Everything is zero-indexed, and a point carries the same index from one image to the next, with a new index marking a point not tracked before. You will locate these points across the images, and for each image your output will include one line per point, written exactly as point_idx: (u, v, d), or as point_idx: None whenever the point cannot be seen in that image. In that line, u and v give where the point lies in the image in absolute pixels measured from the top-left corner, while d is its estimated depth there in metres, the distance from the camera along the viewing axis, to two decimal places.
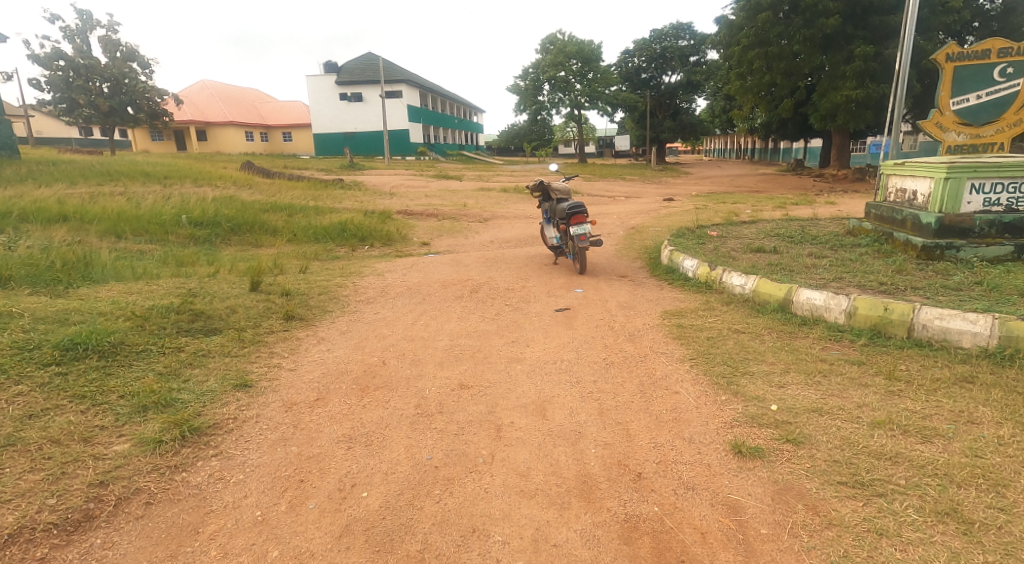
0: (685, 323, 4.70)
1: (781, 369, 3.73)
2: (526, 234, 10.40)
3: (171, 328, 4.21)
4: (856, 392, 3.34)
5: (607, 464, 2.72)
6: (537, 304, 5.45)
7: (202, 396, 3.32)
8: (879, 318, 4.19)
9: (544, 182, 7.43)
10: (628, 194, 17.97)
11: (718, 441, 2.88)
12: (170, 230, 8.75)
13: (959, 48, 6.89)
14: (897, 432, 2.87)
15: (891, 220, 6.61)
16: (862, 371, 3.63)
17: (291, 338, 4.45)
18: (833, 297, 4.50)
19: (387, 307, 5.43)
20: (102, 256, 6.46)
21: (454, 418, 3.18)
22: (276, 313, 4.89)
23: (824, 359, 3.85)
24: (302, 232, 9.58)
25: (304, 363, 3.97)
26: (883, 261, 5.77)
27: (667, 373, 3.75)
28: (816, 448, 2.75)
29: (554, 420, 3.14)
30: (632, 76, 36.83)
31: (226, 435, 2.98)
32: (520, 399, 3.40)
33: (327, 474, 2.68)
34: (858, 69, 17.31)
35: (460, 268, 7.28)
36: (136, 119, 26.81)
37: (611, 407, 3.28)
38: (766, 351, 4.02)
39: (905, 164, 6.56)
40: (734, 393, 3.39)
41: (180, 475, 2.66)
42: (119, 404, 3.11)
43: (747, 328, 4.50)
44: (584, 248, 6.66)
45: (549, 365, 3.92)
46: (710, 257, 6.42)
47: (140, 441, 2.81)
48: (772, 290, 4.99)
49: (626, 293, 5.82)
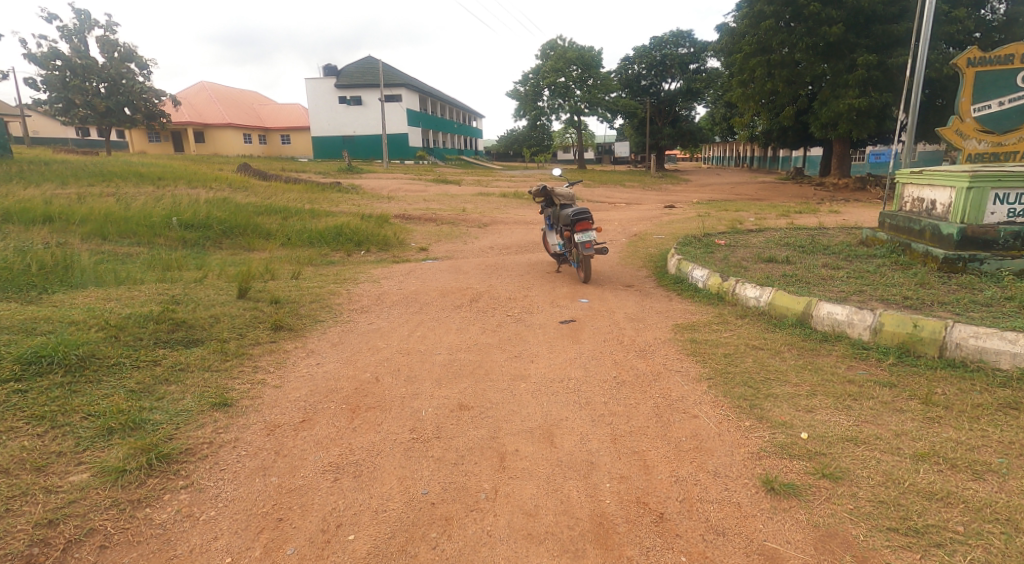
0: (699, 337, 4.42)
1: (807, 392, 3.44)
2: (526, 241, 10.11)
3: (148, 339, 3.91)
4: (893, 419, 3.07)
5: (625, 502, 2.43)
6: (540, 315, 5.14)
7: (176, 417, 3.04)
8: (908, 336, 3.93)
9: (548, 187, 7.18)
10: (629, 200, 17.78)
11: (747, 475, 2.59)
12: (160, 234, 8.46)
13: (981, 52, 6.64)
14: (944, 467, 2.60)
15: (908, 230, 6.35)
16: (895, 395, 3.35)
17: (278, 351, 4.14)
18: (856, 312, 4.25)
19: (382, 317, 5.12)
20: (83, 260, 6.16)
21: (452, 445, 2.89)
22: (263, 323, 4.59)
23: (852, 381, 3.58)
24: (296, 236, 9.33)
25: (291, 379, 3.67)
26: (903, 273, 5.48)
27: (684, 393, 3.47)
28: (859, 485, 2.47)
29: (563, 448, 2.86)
30: (632, 83, 36.42)
31: (201, 463, 2.69)
32: (525, 422, 3.12)
33: (310, 511, 2.38)
34: (861, 78, 17.19)
35: (459, 274, 7.02)
36: (134, 120, 26.45)
37: (625, 433, 2.99)
38: (788, 370, 3.75)
39: (923, 173, 6.30)
40: (758, 419, 3.11)
41: (143, 512, 2.35)
42: (82, 427, 2.82)
43: (765, 344, 4.23)
44: (589, 256, 6.36)
45: (556, 384, 3.62)
46: (720, 267, 6.14)
47: (100, 470, 2.52)
48: (789, 303, 4.72)
49: (633, 303, 5.53)
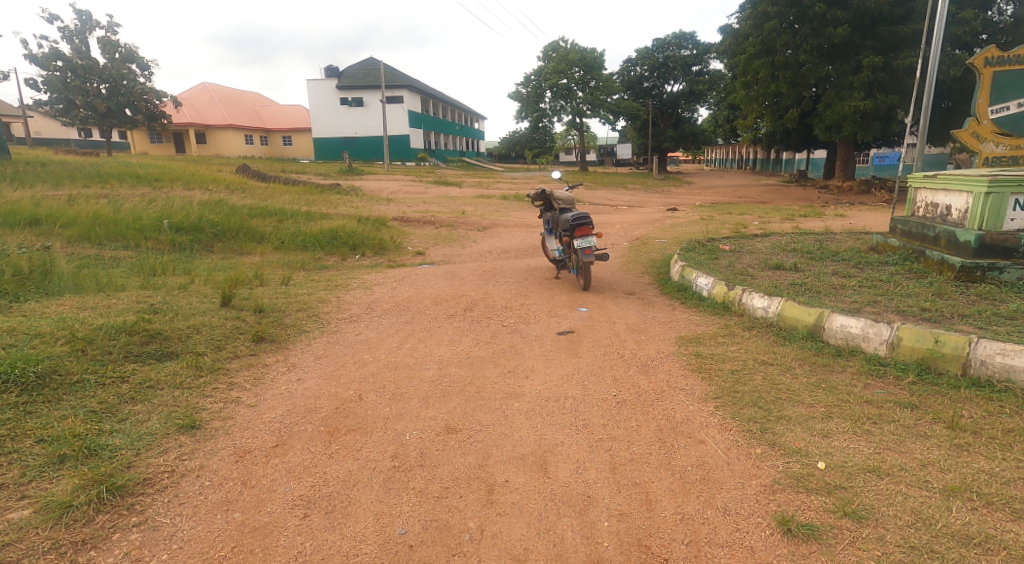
0: (704, 352, 4.17)
1: (822, 414, 3.18)
2: (526, 244, 9.86)
3: (118, 353, 3.67)
4: (917, 446, 2.82)
5: (624, 546, 2.21)
6: (537, 326, 4.90)
7: (137, 441, 2.80)
8: (928, 352, 3.68)
9: (547, 190, 6.93)
10: (631, 203, 17.53)
11: (760, 512, 2.36)
12: (150, 237, 8.24)
13: (1000, 52, 6.38)
14: (979, 503, 2.35)
15: (922, 236, 6.10)
16: (917, 418, 3.10)
17: (257, 365, 3.89)
18: (872, 326, 4.00)
19: (371, 326, 4.88)
20: (64, 265, 5.94)
21: (437, 475, 2.65)
22: (244, 334, 4.35)
23: (869, 401, 3.32)
24: (290, 240, 9.10)
25: (268, 398, 3.41)
26: (918, 282, 5.23)
27: (689, 415, 3.22)
28: (886, 526, 2.24)
29: (558, 479, 2.61)
30: (635, 85, 36.21)
31: (158, 496, 2.45)
32: (516, 448, 2.87)
33: (276, 555, 2.16)
34: (867, 79, 16.94)
35: (455, 280, 6.78)
36: (134, 120, 26.23)
37: (626, 461, 2.75)
38: (800, 389, 3.50)
39: (938, 177, 6.05)
40: (770, 445, 2.86)
41: (87, 556, 2.13)
42: (30, 454, 2.59)
43: (775, 359, 3.98)
44: (588, 263, 6.11)
45: (551, 404, 3.37)
46: (726, 274, 5.89)
47: (43, 507, 2.29)
48: (800, 315, 4.47)
49: (634, 313, 5.28)
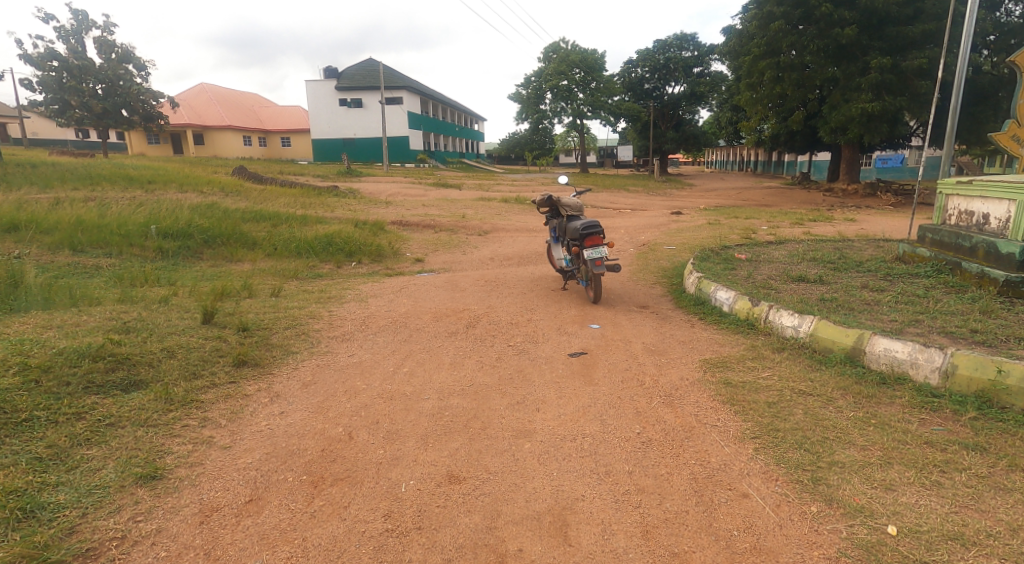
0: (734, 379, 3.74)
1: (880, 459, 2.76)
2: (530, 251, 9.45)
3: (76, 384, 3.24)
4: (1000, 503, 2.41)
5: None
6: (545, 346, 4.48)
7: (86, 496, 2.39)
8: (989, 383, 3.27)
9: (554, 196, 6.51)
10: (635, 206, 17.15)
11: None
12: (136, 243, 7.81)
13: None
14: None
15: (956, 246, 5.68)
16: (990, 466, 2.69)
17: (236, 396, 3.46)
18: (921, 351, 3.59)
19: (365, 347, 4.45)
20: (35, 275, 5.52)
21: (438, 541, 2.25)
22: (225, 358, 3.92)
23: (930, 442, 2.91)
24: (284, 245, 8.68)
25: (245, 437, 3.00)
26: (958, 297, 4.82)
27: (726, 460, 2.80)
28: None
29: (582, 548, 2.22)
30: (636, 87, 35.86)
31: None
32: (530, 504, 2.46)
33: None
34: (874, 81, 16.55)
35: (456, 292, 6.36)
36: (131, 121, 25.79)
37: (659, 523, 2.35)
38: (850, 426, 3.08)
39: (974, 183, 5.63)
40: (826, 501, 2.45)
41: None
42: None
43: (815, 389, 3.55)
44: (599, 275, 5.71)
45: (568, 443, 2.96)
46: (747, 287, 5.48)
47: None
48: (836, 336, 4.05)
49: (650, 331, 4.86)
